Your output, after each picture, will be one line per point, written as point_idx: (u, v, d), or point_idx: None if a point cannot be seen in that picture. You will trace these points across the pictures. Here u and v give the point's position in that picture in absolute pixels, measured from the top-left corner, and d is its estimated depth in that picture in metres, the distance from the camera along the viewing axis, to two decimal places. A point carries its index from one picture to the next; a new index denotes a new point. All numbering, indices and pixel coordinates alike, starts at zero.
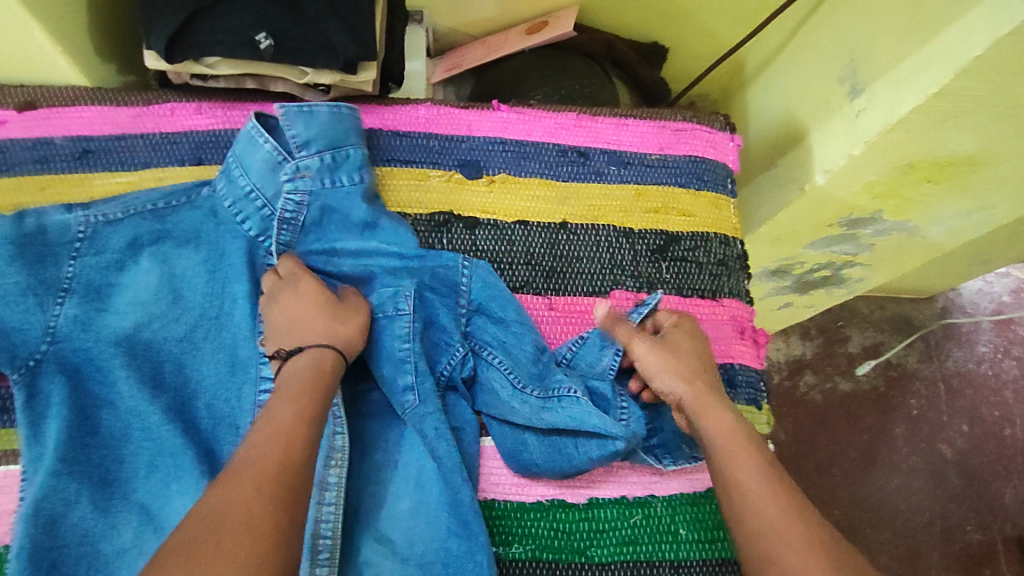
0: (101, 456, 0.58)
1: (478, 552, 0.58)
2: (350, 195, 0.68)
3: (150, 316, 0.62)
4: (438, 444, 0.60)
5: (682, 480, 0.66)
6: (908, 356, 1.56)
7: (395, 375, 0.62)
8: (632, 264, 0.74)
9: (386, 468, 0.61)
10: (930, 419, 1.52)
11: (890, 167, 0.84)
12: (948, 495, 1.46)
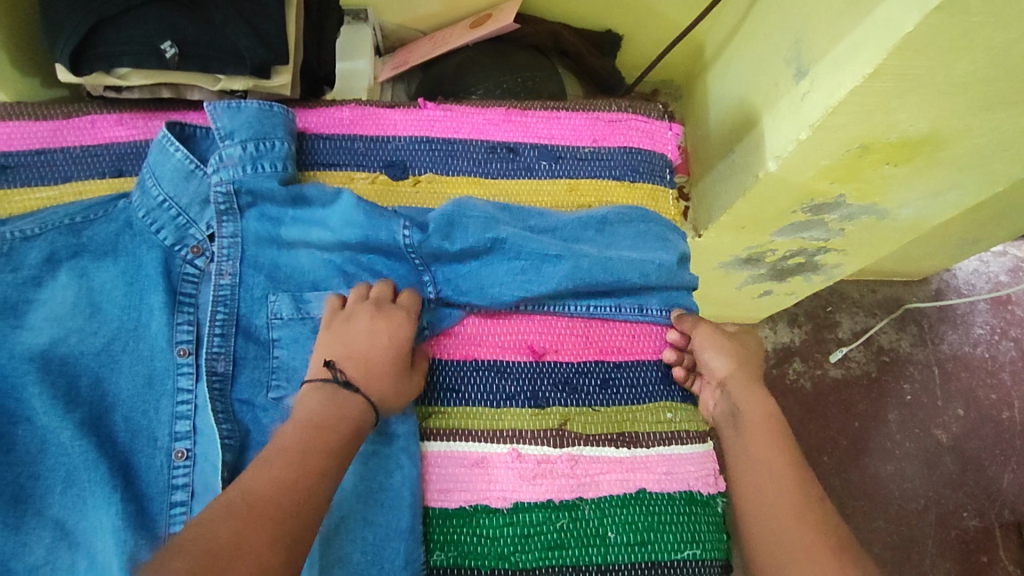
0: (16, 474, 0.59)
1: (395, 540, 0.59)
2: (272, 181, 0.67)
3: (66, 331, 0.63)
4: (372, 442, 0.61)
5: (611, 482, 0.64)
6: (900, 340, 1.52)
7: None
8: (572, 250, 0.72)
9: None
10: (925, 404, 1.48)
11: (842, 150, 0.80)
12: (943, 482, 1.42)
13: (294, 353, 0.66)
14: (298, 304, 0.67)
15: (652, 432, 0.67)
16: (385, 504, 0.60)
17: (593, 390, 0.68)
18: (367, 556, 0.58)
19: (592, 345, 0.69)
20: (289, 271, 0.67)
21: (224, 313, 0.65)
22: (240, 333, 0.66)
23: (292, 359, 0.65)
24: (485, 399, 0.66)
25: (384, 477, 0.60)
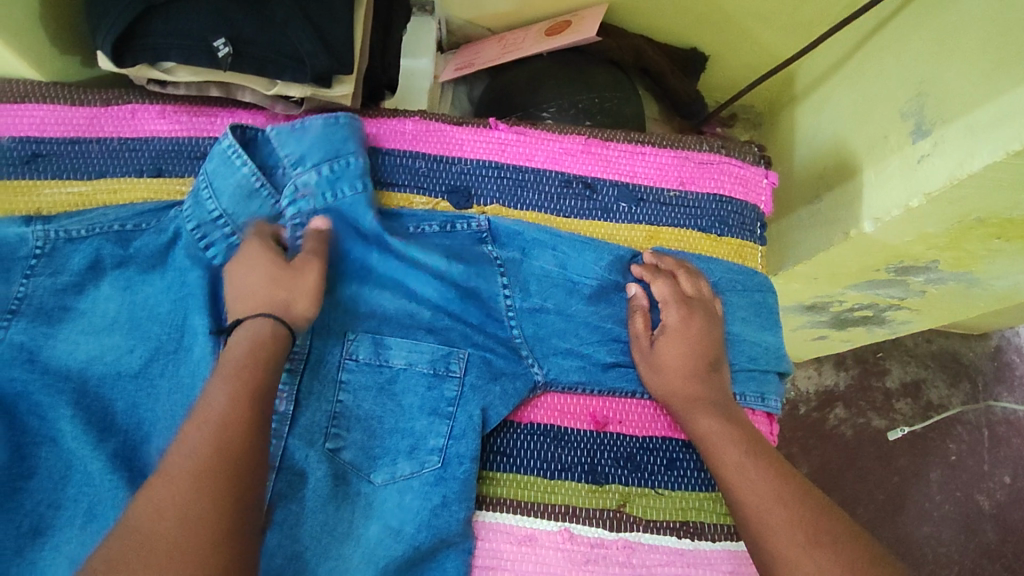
0: (35, 503, 0.55)
1: None
2: (355, 205, 0.63)
3: (103, 349, 0.59)
4: (442, 512, 0.56)
5: None
6: (952, 396, 1.44)
7: (426, 433, 0.59)
8: None
9: (346, 541, 0.55)
10: (970, 467, 1.39)
11: (951, 221, 0.72)
12: (981, 550, 1.34)
13: (362, 400, 0.59)
14: (377, 350, 0.61)
15: (719, 525, 0.60)
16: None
17: (658, 469, 0.61)
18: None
19: (661, 418, 0.63)
20: (370, 303, 0.63)
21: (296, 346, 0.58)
22: (309, 367, 0.58)
23: (358, 408, 0.59)
24: (542, 468, 0.60)
25: (427, 554, 0.56)
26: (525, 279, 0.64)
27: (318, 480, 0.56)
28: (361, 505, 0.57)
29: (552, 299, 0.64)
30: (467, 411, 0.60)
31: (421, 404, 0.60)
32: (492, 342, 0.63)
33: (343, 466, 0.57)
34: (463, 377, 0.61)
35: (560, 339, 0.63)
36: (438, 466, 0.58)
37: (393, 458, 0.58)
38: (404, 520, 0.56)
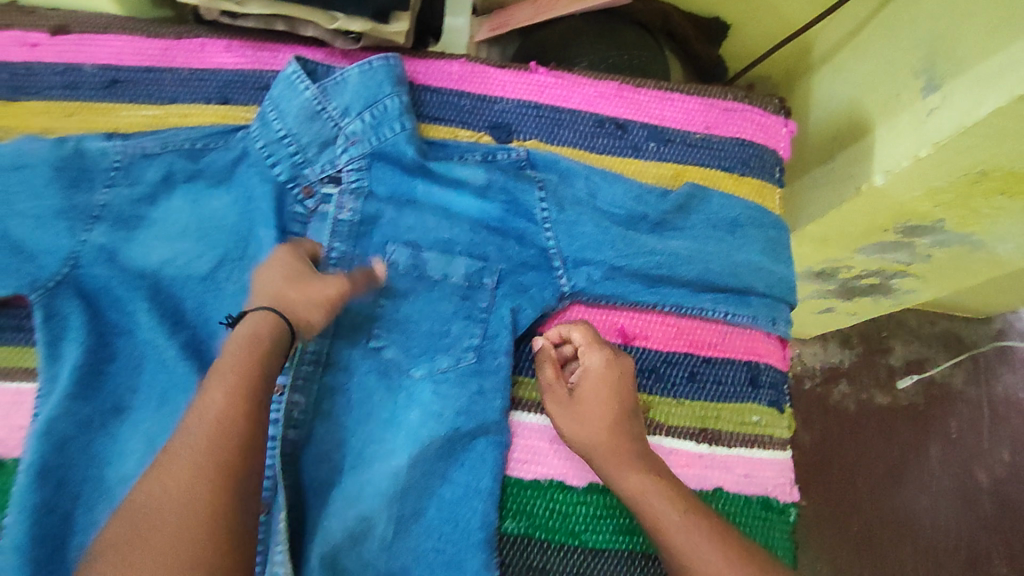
0: (115, 385, 0.60)
1: (474, 498, 0.60)
2: (398, 145, 0.66)
3: (174, 253, 0.63)
4: (478, 413, 0.62)
5: (689, 476, 0.64)
6: (953, 375, 1.48)
7: (460, 334, 0.64)
8: (695, 232, 0.70)
9: (393, 430, 0.61)
10: (970, 443, 1.44)
11: (958, 175, 0.76)
12: (978, 521, 1.39)
13: (402, 307, 0.65)
14: (414, 257, 0.66)
15: (735, 432, 0.65)
16: (464, 464, 0.61)
17: (680, 380, 0.66)
18: (445, 516, 0.60)
19: (683, 336, 0.68)
20: (411, 225, 0.67)
21: (340, 250, 0.65)
22: (351, 270, 0.65)
23: (401, 315, 0.65)
24: None
25: (466, 444, 0.61)
26: (561, 200, 0.68)
27: (363, 373, 0.63)
28: (399, 395, 0.62)
29: (584, 223, 0.67)
30: (501, 311, 0.66)
31: (449, 305, 0.65)
32: (525, 263, 0.67)
33: (383, 363, 0.63)
34: (495, 289, 0.66)
35: (588, 261, 0.67)
36: (474, 362, 0.63)
37: (430, 355, 0.63)
38: (439, 415, 0.61)
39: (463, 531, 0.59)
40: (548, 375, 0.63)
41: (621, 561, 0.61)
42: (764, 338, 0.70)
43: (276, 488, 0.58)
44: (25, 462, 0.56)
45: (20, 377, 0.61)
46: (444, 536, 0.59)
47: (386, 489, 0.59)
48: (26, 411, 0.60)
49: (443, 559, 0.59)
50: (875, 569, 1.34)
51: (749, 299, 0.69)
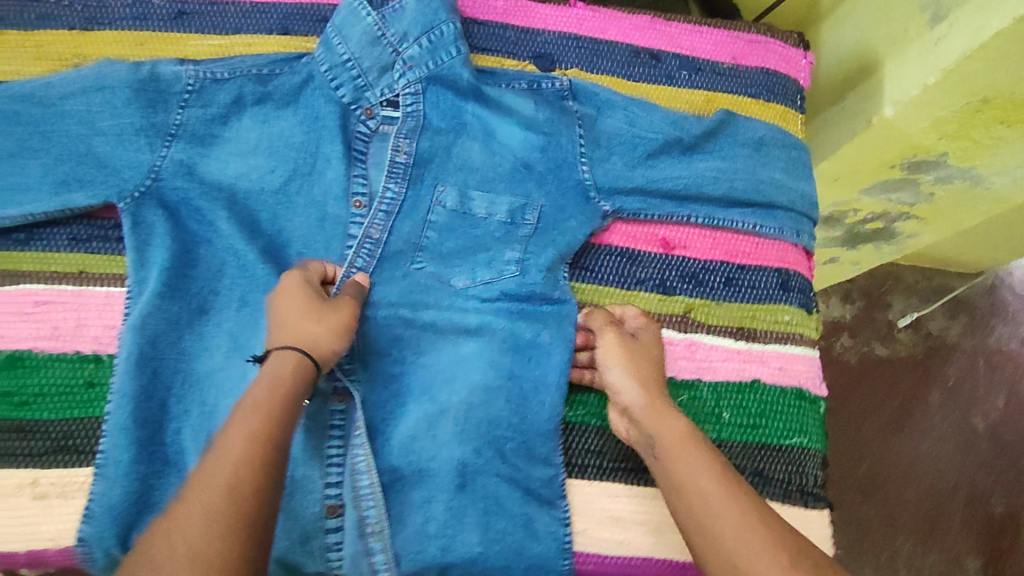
0: (199, 288, 0.65)
1: (537, 392, 0.66)
2: (453, 68, 0.71)
3: (249, 169, 0.68)
4: (524, 325, 0.67)
5: (729, 369, 0.69)
6: (949, 328, 1.54)
7: (502, 249, 0.69)
8: (727, 156, 0.74)
9: (460, 330, 0.67)
10: (967, 390, 1.50)
11: (960, 103, 0.84)
12: (977, 464, 1.44)
13: (447, 238, 0.69)
14: (463, 201, 0.70)
15: (769, 331, 0.71)
16: (532, 359, 0.67)
17: (717, 285, 0.72)
18: (511, 406, 0.65)
19: (719, 247, 0.73)
20: (461, 156, 0.71)
21: (393, 192, 0.68)
22: (401, 191, 0.69)
23: (443, 244, 0.69)
24: (616, 281, 0.71)
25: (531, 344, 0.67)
26: (598, 134, 0.72)
27: (413, 282, 0.68)
28: (450, 305, 0.68)
29: (620, 153, 0.72)
30: (547, 235, 0.70)
31: (498, 232, 0.70)
32: (568, 191, 0.71)
33: (427, 276, 0.68)
34: (536, 224, 0.70)
35: (626, 179, 0.71)
36: (516, 273, 0.69)
37: (473, 266, 0.69)
38: (490, 329, 0.67)
39: (529, 417, 0.65)
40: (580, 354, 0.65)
41: None
42: (793, 248, 0.75)
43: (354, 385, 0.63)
44: (123, 353, 0.60)
45: (110, 282, 0.65)
46: (513, 425, 0.65)
47: (457, 380, 0.65)
48: (116, 312, 0.64)
49: (510, 445, 0.64)
50: (879, 511, 1.38)
51: (777, 213, 0.73)
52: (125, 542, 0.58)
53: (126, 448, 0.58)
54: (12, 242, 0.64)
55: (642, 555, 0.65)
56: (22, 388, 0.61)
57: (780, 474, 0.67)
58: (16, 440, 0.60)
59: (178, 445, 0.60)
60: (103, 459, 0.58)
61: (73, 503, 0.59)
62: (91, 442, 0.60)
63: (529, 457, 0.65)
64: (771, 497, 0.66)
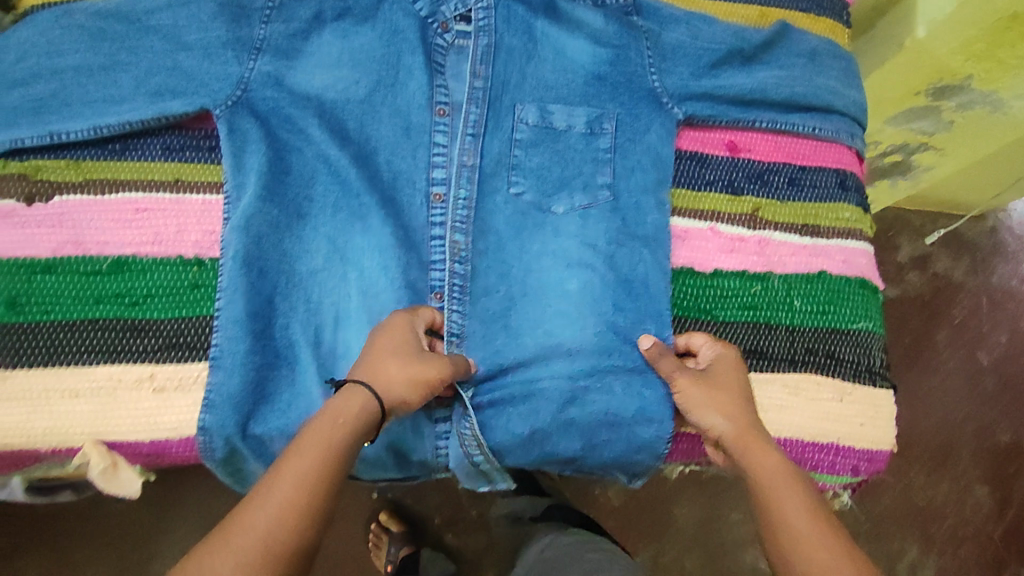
0: (294, 194, 0.67)
1: (637, 314, 0.68)
2: None
3: (336, 81, 0.69)
4: (620, 249, 0.69)
5: (797, 262, 0.73)
6: (954, 268, 1.51)
7: (593, 173, 0.71)
8: (787, 66, 0.75)
9: (548, 238, 0.70)
10: (973, 329, 1.47)
11: (992, 19, 0.91)
12: (982, 397, 1.42)
13: (532, 155, 0.71)
14: (543, 115, 0.71)
15: (832, 228, 0.75)
16: (633, 289, 0.69)
17: (782, 185, 0.75)
18: (601, 314, 0.68)
19: (781, 150, 0.76)
20: (535, 75, 0.72)
21: (476, 113, 0.70)
22: (486, 112, 0.70)
23: (530, 161, 0.70)
24: (688, 182, 0.74)
25: (631, 266, 0.69)
26: (663, 48, 0.73)
27: (516, 215, 0.70)
28: (550, 230, 0.70)
29: (684, 64, 0.73)
30: (632, 158, 0.71)
31: (584, 152, 0.71)
32: (638, 103, 0.72)
33: (527, 205, 0.70)
34: (614, 134, 0.72)
35: (694, 86, 0.72)
36: (610, 199, 0.70)
37: (568, 192, 0.70)
38: (594, 257, 0.69)
39: (624, 325, 0.68)
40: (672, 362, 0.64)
41: (747, 330, 0.70)
42: (849, 149, 0.78)
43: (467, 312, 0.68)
44: (231, 251, 0.62)
45: (206, 190, 0.66)
46: (614, 347, 0.68)
47: (556, 294, 0.69)
48: (214, 218, 0.65)
49: (603, 351, 0.68)
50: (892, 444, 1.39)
51: (834, 117, 0.77)
52: (244, 431, 0.60)
53: (239, 341, 0.60)
54: (108, 152, 0.65)
55: None
56: (130, 290, 0.62)
57: (849, 355, 0.71)
58: (129, 337, 0.61)
59: (287, 340, 0.63)
60: (218, 352, 0.60)
61: (189, 397, 0.60)
62: (202, 338, 0.62)
63: (617, 358, 0.68)
64: (841, 376, 0.70)
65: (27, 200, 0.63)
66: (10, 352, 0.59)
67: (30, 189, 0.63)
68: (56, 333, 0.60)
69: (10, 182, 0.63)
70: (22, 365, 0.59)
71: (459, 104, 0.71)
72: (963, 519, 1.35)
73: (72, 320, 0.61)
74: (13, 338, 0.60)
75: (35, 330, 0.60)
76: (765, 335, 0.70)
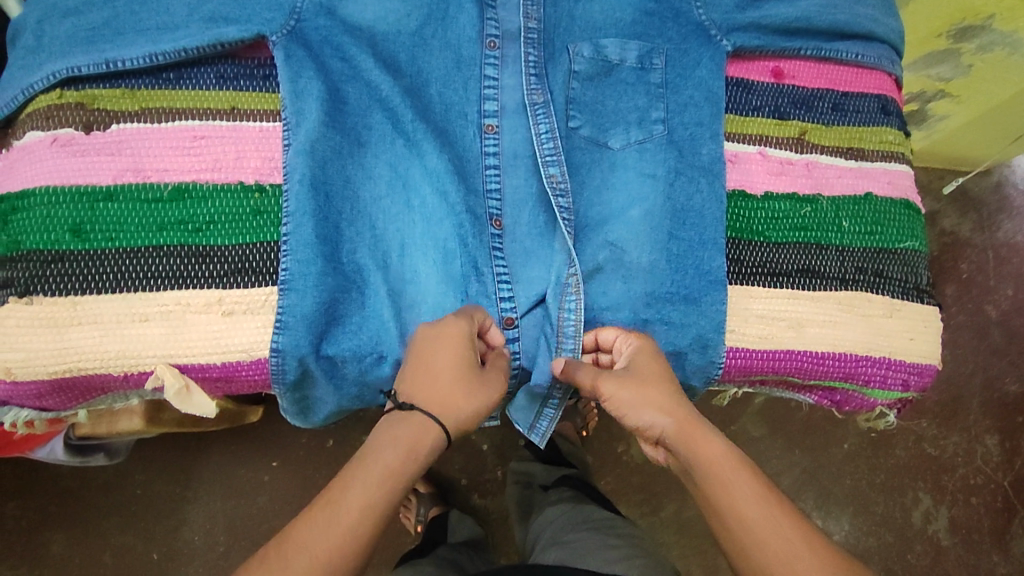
0: (353, 124, 0.66)
1: (696, 246, 0.67)
2: None
3: (385, 12, 0.67)
4: (675, 182, 0.69)
5: (844, 185, 0.74)
6: (962, 224, 1.50)
7: (646, 109, 0.71)
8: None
9: (606, 168, 0.70)
10: (979, 282, 1.47)
11: None
12: (990, 350, 1.43)
13: (586, 89, 0.71)
14: (598, 50, 0.71)
15: (878, 151, 0.76)
16: (687, 222, 0.68)
17: (827, 110, 0.76)
18: (658, 243, 0.67)
19: (824, 77, 0.77)
20: (586, 11, 0.71)
21: (535, 56, 0.69)
22: (541, 48, 0.70)
23: (585, 95, 0.71)
24: (736, 108, 0.75)
25: (687, 197, 0.69)
26: None
27: (573, 151, 0.70)
28: (611, 163, 0.70)
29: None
30: (684, 93, 0.72)
31: (637, 87, 0.71)
32: (687, 37, 0.73)
33: (583, 141, 0.70)
34: (665, 69, 0.72)
35: (740, 17, 0.72)
36: (664, 134, 0.70)
37: (624, 127, 0.70)
38: (652, 190, 0.68)
39: (688, 253, 0.67)
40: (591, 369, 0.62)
41: (799, 250, 0.71)
42: (889, 77, 0.79)
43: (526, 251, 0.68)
44: (297, 176, 0.61)
45: (263, 118, 0.66)
46: (676, 283, 0.66)
47: (615, 225, 0.68)
48: (273, 145, 0.65)
49: (658, 284, 0.66)
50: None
51: (874, 46, 0.77)
52: (317, 351, 0.60)
53: (308, 264, 0.59)
54: (163, 81, 0.65)
55: (783, 349, 0.68)
56: (193, 217, 0.62)
57: (897, 274, 0.72)
58: (194, 262, 0.61)
59: (355, 265, 0.62)
60: (289, 276, 0.59)
61: (261, 317, 0.60)
62: (267, 262, 0.61)
63: (674, 289, 0.66)
64: (891, 293, 0.72)
65: (86, 129, 0.63)
66: (78, 279, 0.59)
67: (88, 118, 0.63)
68: (121, 260, 0.60)
69: (67, 111, 0.63)
70: (91, 291, 0.59)
71: (512, 34, 0.70)
72: (973, 468, 1.37)
73: (136, 246, 0.60)
74: (78, 265, 0.59)
75: (99, 256, 0.60)
76: (817, 254, 0.71)
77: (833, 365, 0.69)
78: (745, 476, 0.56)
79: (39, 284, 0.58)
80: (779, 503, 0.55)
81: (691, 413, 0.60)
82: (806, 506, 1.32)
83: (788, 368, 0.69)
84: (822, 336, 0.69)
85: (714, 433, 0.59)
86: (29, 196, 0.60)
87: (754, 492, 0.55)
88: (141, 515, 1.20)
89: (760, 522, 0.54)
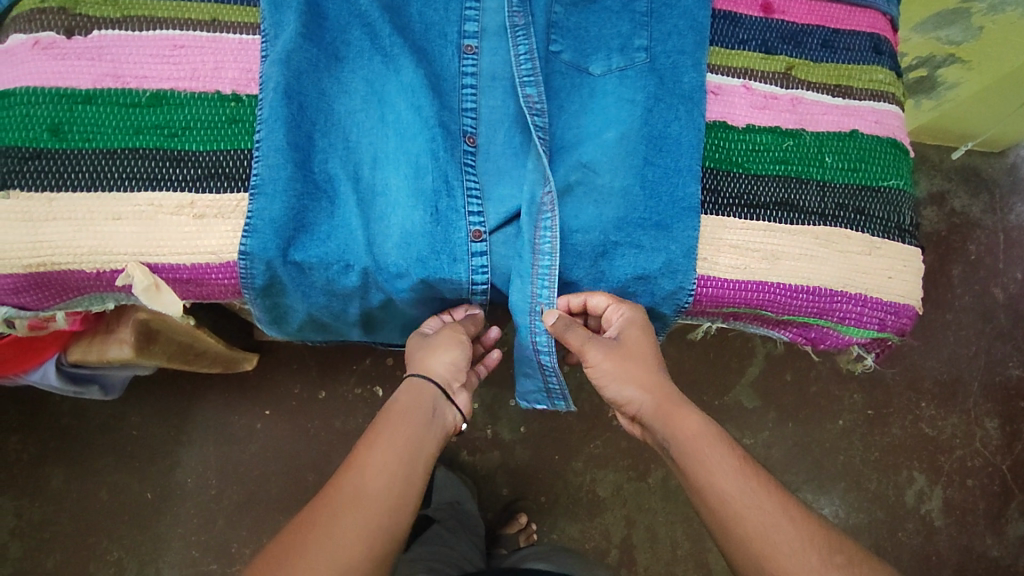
0: (331, 39, 0.66)
1: (671, 172, 0.67)
2: None
3: None
4: (654, 109, 0.68)
5: (829, 122, 0.73)
6: (972, 205, 1.42)
7: (629, 37, 0.70)
8: None
9: (582, 93, 0.70)
10: (988, 265, 1.39)
11: None
12: (994, 333, 1.36)
13: (569, 15, 0.70)
14: None
15: (865, 89, 0.75)
16: (663, 149, 0.68)
17: (816, 47, 0.75)
18: (635, 168, 0.67)
19: (815, 13, 0.76)
20: None
21: None
22: None
23: (569, 20, 0.70)
24: (721, 41, 0.73)
25: (664, 124, 0.68)
26: None
27: (554, 74, 0.70)
28: (590, 90, 0.70)
29: None
30: (668, 22, 0.71)
31: (621, 15, 0.70)
32: None
33: (565, 65, 0.70)
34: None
35: None
36: (646, 62, 0.69)
37: (606, 53, 0.70)
38: (630, 117, 0.68)
39: (663, 181, 0.67)
40: (581, 333, 0.64)
41: (779, 183, 0.70)
42: (883, 17, 0.77)
43: (498, 173, 0.68)
44: (272, 84, 0.62)
45: (242, 30, 0.66)
46: (649, 209, 0.67)
47: (591, 149, 0.68)
48: (252, 56, 0.65)
49: (630, 209, 0.66)
50: (904, 373, 1.33)
51: None
52: (285, 256, 0.61)
53: (279, 170, 0.61)
54: None
55: (756, 280, 0.68)
56: (169, 122, 0.63)
57: (879, 213, 0.71)
58: (169, 167, 0.61)
59: (326, 174, 0.64)
60: (260, 180, 0.61)
61: (231, 222, 0.61)
62: (240, 168, 0.62)
63: (647, 215, 0.67)
64: (871, 231, 0.70)
65: (67, 33, 0.63)
66: (54, 177, 0.60)
67: (69, 23, 0.63)
68: (98, 161, 0.61)
69: (49, 15, 0.63)
70: (66, 189, 0.60)
71: None
72: (971, 450, 1.31)
73: (113, 148, 0.61)
74: (56, 163, 0.60)
75: (77, 155, 0.61)
76: (797, 189, 0.70)
77: (808, 300, 0.69)
78: (729, 450, 0.60)
79: (17, 178, 0.59)
80: (757, 479, 0.58)
81: (670, 390, 0.63)
82: (797, 480, 1.27)
83: (761, 300, 0.69)
84: (798, 270, 0.69)
85: (692, 410, 0.62)
86: (10, 96, 0.61)
87: (730, 464, 0.58)
88: (136, 456, 1.20)
89: (737, 497, 0.57)
